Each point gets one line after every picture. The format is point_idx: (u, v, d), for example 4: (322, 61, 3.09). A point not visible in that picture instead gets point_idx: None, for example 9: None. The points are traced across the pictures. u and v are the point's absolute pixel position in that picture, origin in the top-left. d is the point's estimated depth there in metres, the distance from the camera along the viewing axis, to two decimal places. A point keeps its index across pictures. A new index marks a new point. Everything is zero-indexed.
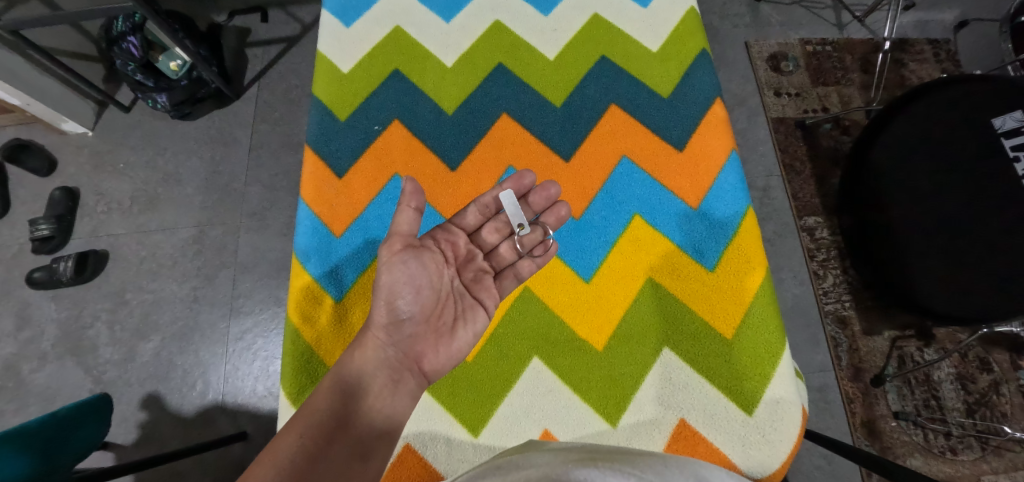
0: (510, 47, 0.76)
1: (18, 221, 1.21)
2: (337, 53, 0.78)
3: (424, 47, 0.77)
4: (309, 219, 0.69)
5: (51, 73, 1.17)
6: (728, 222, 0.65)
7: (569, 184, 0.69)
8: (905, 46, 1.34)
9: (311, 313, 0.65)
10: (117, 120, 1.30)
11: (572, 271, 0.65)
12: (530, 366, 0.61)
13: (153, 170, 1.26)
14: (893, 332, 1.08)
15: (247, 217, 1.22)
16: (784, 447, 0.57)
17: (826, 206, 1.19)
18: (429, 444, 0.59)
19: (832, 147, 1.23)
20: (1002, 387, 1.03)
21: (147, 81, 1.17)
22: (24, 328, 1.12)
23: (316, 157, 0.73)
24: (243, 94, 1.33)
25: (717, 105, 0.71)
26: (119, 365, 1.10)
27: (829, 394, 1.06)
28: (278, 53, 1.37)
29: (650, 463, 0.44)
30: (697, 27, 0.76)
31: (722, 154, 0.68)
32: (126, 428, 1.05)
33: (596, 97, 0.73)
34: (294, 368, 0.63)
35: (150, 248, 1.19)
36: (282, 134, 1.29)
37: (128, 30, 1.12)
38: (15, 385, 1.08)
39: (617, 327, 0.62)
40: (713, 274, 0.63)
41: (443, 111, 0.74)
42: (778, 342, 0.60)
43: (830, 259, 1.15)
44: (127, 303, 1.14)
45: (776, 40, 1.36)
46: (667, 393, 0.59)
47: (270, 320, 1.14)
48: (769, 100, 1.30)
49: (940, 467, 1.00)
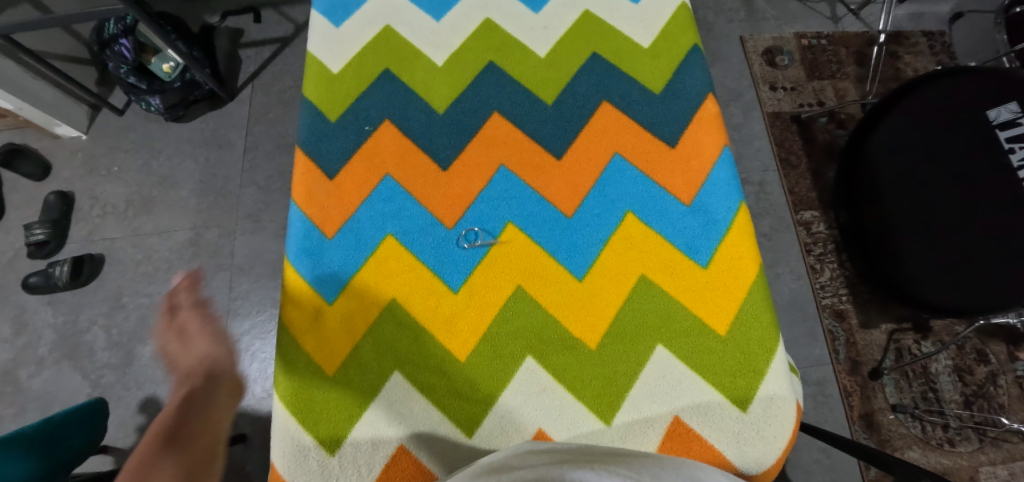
0: (501, 45, 0.76)
1: (13, 226, 1.20)
2: (328, 54, 0.77)
3: (414, 46, 0.77)
4: (301, 221, 0.69)
5: (44, 77, 1.16)
6: (720, 218, 0.65)
7: (561, 182, 0.69)
8: (899, 39, 1.33)
9: (303, 316, 0.64)
10: (111, 124, 1.29)
11: (565, 270, 0.65)
12: (524, 366, 0.61)
13: (148, 173, 1.25)
14: (889, 325, 1.09)
15: (243, 218, 1.21)
16: (779, 443, 0.57)
17: (822, 200, 1.19)
18: (423, 444, 0.59)
19: (828, 141, 1.24)
20: (999, 378, 1.04)
21: (140, 83, 1.16)
22: (21, 334, 1.12)
23: (307, 159, 0.72)
24: (236, 96, 1.32)
25: (709, 100, 0.71)
26: (117, 369, 1.10)
27: (827, 388, 1.06)
28: (271, 54, 1.36)
29: (643, 464, 0.44)
30: (689, 23, 0.75)
31: (714, 150, 0.68)
32: (125, 432, 1.05)
33: (588, 94, 0.73)
34: (287, 371, 0.62)
35: (146, 251, 1.19)
36: (276, 135, 1.29)
37: (120, 33, 1.12)
38: (13, 390, 1.08)
39: (611, 324, 0.62)
40: (706, 271, 0.63)
41: (435, 110, 0.73)
42: (771, 338, 0.60)
43: (827, 253, 1.15)
44: (124, 307, 1.14)
45: (771, 35, 1.35)
46: (661, 391, 0.59)
47: (267, 321, 1.14)
48: (764, 95, 1.29)
49: (938, 459, 1.00)
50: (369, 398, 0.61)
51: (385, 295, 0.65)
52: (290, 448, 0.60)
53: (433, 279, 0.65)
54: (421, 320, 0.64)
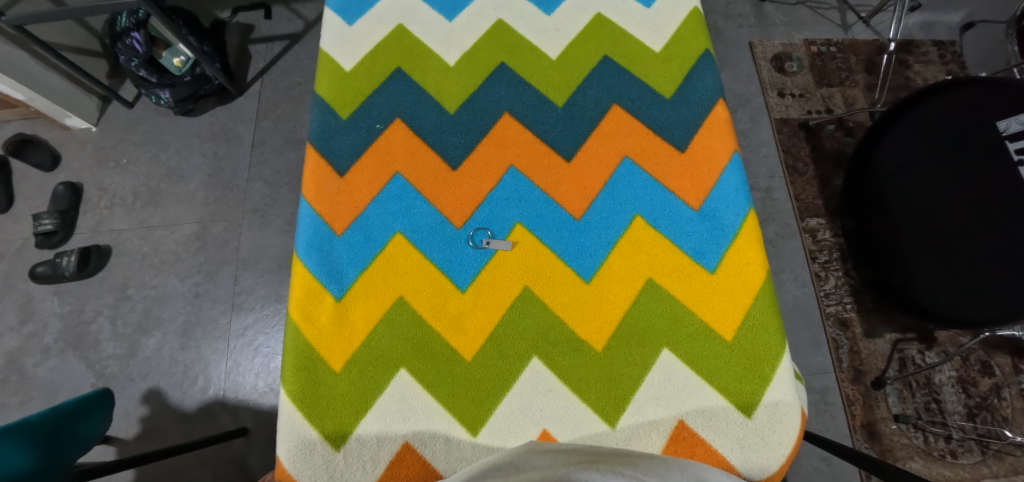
0: (513, 46, 0.76)
1: (21, 216, 1.21)
2: (340, 51, 0.78)
3: (426, 45, 0.77)
4: (310, 217, 0.69)
5: (55, 69, 1.17)
6: (729, 223, 0.65)
7: (569, 184, 0.69)
8: (910, 48, 1.33)
9: (312, 311, 0.65)
10: (121, 116, 1.30)
11: (572, 272, 0.65)
12: (530, 366, 0.61)
13: (156, 166, 1.26)
14: (893, 334, 1.09)
15: (249, 213, 1.22)
16: (783, 449, 0.57)
17: (829, 208, 1.19)
18: (428, 442, 0.59)
19: (835, 149, 1.23)
20: (1003, 391, 1.03)
21: (150, 77, 1.16)
22: (27, 322, 1.12)
23: (318, 155, 0.73)
24: (246, 91, 1.33)
25: (720, 106, 0.71)
26: (121, 359, 1.10)
27: (829, 396, 1.06)
28: (281, 50, 1.37)
29: (650, 464, 0.45)
30: (701, 29, 0.75)
31: (724, 156, 0.68)
32: (128, 423, 1.06)
33: (598, 97, 0.73)
34: (294, 365, 0.63)
35: (153, 243, 1.19)
36: (284, 131, 1.30)
37: (132, 26, 1.13)
38: (17, 378, 1.08)
39: (617, 327, 0.62)
40: (714, 276, 0.63)
41: (445, 110, 0.74)
42: (778, 344, 0.60)
43: (832, 261, 1.15)
44: (130, 298, 1.15)
45: (780, 41, 1.35)
46: (666, 395, 0.59)
47: (271, 316, 1.14)
48: (772, 101, 1.29)
49: (939, 471, 0.99)
50: (375, 395, 0.61)
51: (393, 292, 0.65)
52: (295, 442, 0.60)
53: (440, 278, 0.65)
54: (428, 318, 0.64)
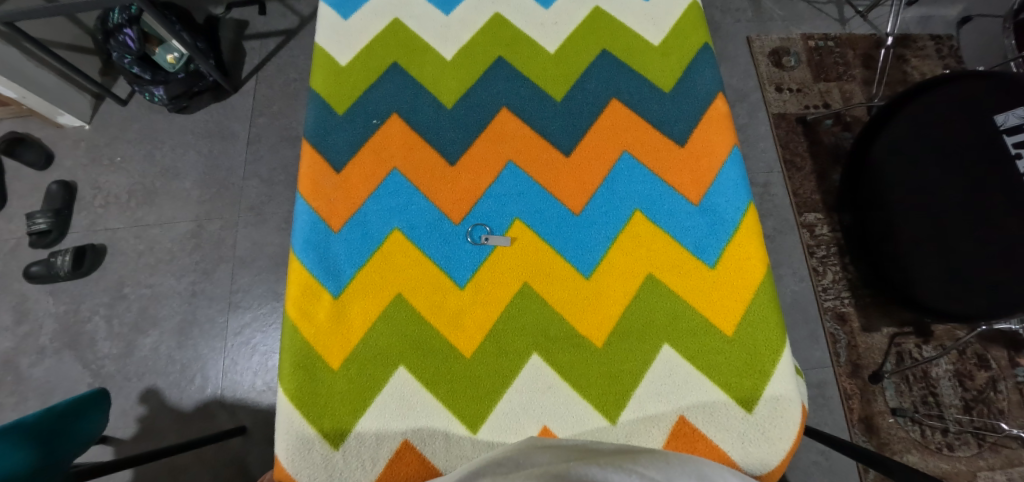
0: (510, 40, 0.75)
1: (15, 215, 1.20)
2: (336, 46, 0.77)
3: (423, 40, 0.76)
4: (307, 214, 0.69)
5: (48, 66, 1.16)
6: (728, 218, 0.65)
7: (569, 179, 0.69)
8: (907, 42, 1.33)
9: (309, 309, 0.64)
10: (114, 114, 1.29)
11: (572, 267, 0.65)
12: (530, 362, 0.61)
13: (151, 164, 1.25)
14: (891, 329, 1.09)
15: (245, 211, 1.21)
16: (783, 444, 0.57)
17: (827, 202, 1.19)
18: (428, 440, 0.58)
19: (833, 143, 1.23)
20: (999, 383, 1.04)
21: (144, 74, 1.15)
22: (22, 322, 1.11)
23: (314, 150, 0.72)
24: (240, 88, 1.32)
25: (720, 100, 0.71)
26: (118, 359, 1.09)
27: (828, 390, 1.06)
28: (276, 46, 1.36)
29: (651, 459, 0.44)
30: (699, 22, 0.75)
31: (723, 150, 0.68)
32: (125, 422, 1.05)
33: (597, 92, 0.72)
34: (293, 363, 0.62)
35: (148, 242, 1.18)
36: (280, 128, 1.29)
37: (125, 22, 1.11)
38: (14, 378, 1.07)
39: (617, 323, 0.62)
40: (714, 271, 0.63)
41: (443, 105, 0.73)
42: (778, 339, 0.60)
43: (830, 255, 1.15)
44: (125, 297, 1.14)
45: (778, 35, 1.35)
46: (666, 390, 0.59)
47: (269, 314, 1.14)
48: (770, 95, 1.29)
49: (936, 463, 1.00)
50: (374, 392, 0.60)
51: (392, 289, 0.65)
52: (294, 442, 0.60)
53: (439, 275, 0.65)
54: (426, 315, 0.63)
